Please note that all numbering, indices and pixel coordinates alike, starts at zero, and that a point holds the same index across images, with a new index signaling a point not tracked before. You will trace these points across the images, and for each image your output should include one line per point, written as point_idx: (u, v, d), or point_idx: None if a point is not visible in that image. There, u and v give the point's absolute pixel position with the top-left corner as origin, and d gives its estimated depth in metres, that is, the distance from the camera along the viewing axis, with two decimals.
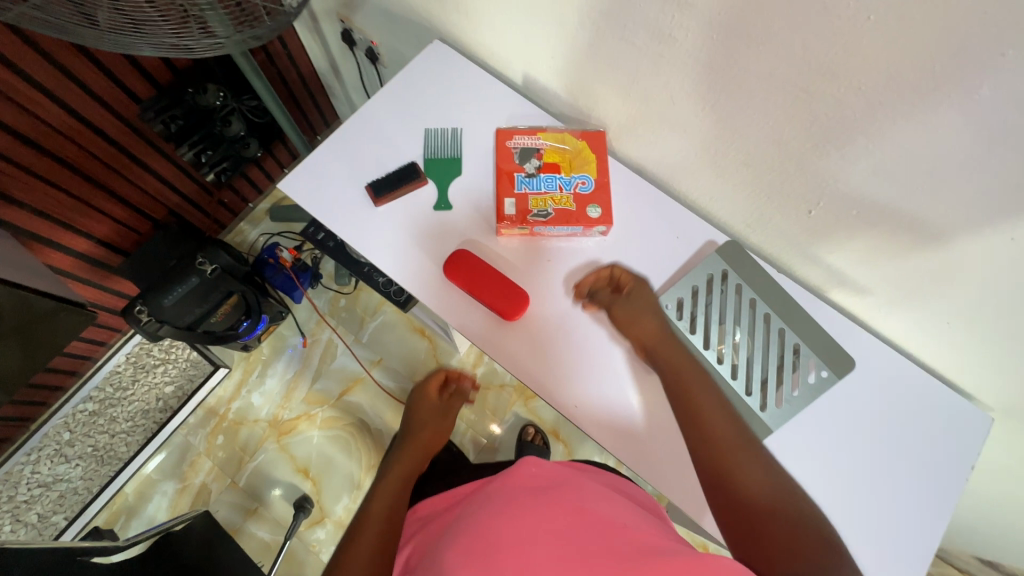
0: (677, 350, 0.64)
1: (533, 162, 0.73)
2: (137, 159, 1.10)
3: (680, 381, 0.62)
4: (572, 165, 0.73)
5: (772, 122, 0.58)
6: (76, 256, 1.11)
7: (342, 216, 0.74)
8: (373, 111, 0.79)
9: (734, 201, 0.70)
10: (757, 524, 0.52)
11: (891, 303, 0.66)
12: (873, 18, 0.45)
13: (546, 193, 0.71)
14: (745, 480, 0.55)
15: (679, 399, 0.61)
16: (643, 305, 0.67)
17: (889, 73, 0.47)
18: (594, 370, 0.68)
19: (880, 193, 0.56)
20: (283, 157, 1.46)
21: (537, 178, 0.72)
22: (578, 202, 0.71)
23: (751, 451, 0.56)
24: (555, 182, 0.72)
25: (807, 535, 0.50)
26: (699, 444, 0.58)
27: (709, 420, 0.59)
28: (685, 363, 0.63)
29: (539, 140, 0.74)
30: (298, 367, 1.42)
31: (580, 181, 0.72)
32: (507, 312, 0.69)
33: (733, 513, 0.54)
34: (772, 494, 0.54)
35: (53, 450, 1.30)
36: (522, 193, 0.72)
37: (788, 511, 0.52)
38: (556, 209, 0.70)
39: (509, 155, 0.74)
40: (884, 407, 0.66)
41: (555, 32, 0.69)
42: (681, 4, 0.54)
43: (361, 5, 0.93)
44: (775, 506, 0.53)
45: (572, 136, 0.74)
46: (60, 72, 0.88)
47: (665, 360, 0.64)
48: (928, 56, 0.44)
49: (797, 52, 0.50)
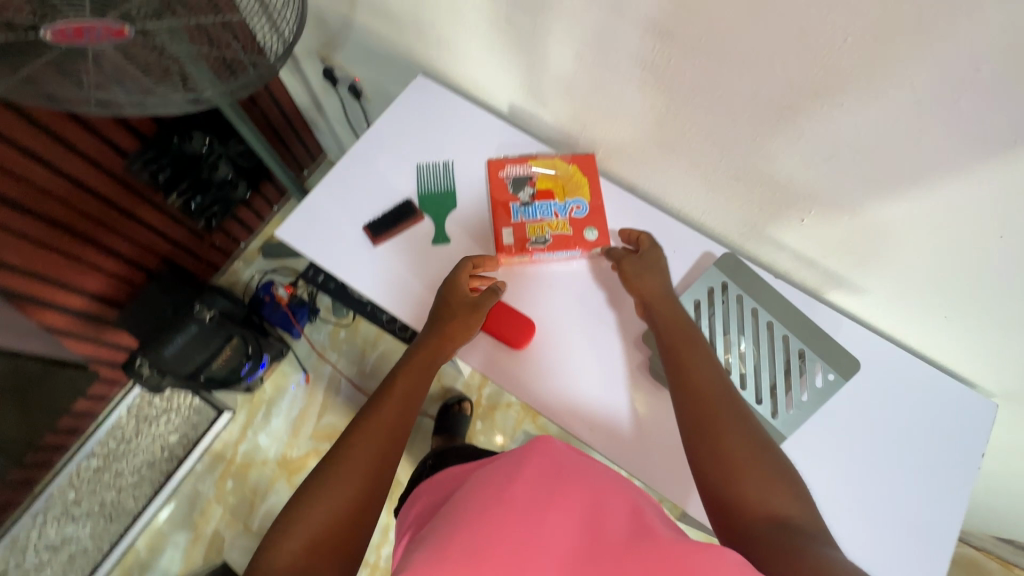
0: (675, 307, 0.66)
1: (527, 190, 0.74)
2: (126, 211, 1.09)
3: (670, 333, 0.63)
4: (566, 191, 0.74)
5: (759, 136, 0.59)
6: (70, 314, 1.09)
7: (341, 258, 0.74)
8: (365, 151, 0.80)
9: (727, 212, 0.72)
10: (734, 470, 0.52)
11: (889, 301, 0.68)
12: (850, 39, 0.47)
13: (542, 220, 0.72)
14: (726, 432, 0.54)
15: (670, 351, 0.62)
16: (647, 267, 0.68)
17: (871, 88, 0.49)
18: (592, 379, 0.69)
19: (872, 197, 0.58)
20: (272, 195, 1.46)
21: (532, 206, 0.73)
22: (575, 226, 0.72)
23: (734, 407, 0.56)
24: (551, 209, 0.73)
25: (780, 491, 0.50)
26: (683, 393, 0.59)
27: (695, 371, 0.59)
28: (679, 316, 0.65)
29: (531, 168, 0.75)
30: (302, 404, 1.41)
31: (575, 205, 0.73)
32: (517, 342, 0.69)
33: (712, 463, 0.53)
34: (750, 449, 0.53)
35: (60, 511, 1.28)
36: (519, 222, 0.72)
37: (766, 464, 0.52)
38: (554, 235, 0.72)
39: (502, 185, 0.75)
40: (893, 403, 0.67)
41: (539, 63, 0.70)
42: (661, 33, 0.56)
43: (342, 45, 0.94)
44: (756, 453, 0.53)
45: (563, 161, 0.76)
46: (45, 135, 0.89)
47: (658, 317, 0.65)
48: (908, 72, 0.46)
49: (779, 72, 0.52)
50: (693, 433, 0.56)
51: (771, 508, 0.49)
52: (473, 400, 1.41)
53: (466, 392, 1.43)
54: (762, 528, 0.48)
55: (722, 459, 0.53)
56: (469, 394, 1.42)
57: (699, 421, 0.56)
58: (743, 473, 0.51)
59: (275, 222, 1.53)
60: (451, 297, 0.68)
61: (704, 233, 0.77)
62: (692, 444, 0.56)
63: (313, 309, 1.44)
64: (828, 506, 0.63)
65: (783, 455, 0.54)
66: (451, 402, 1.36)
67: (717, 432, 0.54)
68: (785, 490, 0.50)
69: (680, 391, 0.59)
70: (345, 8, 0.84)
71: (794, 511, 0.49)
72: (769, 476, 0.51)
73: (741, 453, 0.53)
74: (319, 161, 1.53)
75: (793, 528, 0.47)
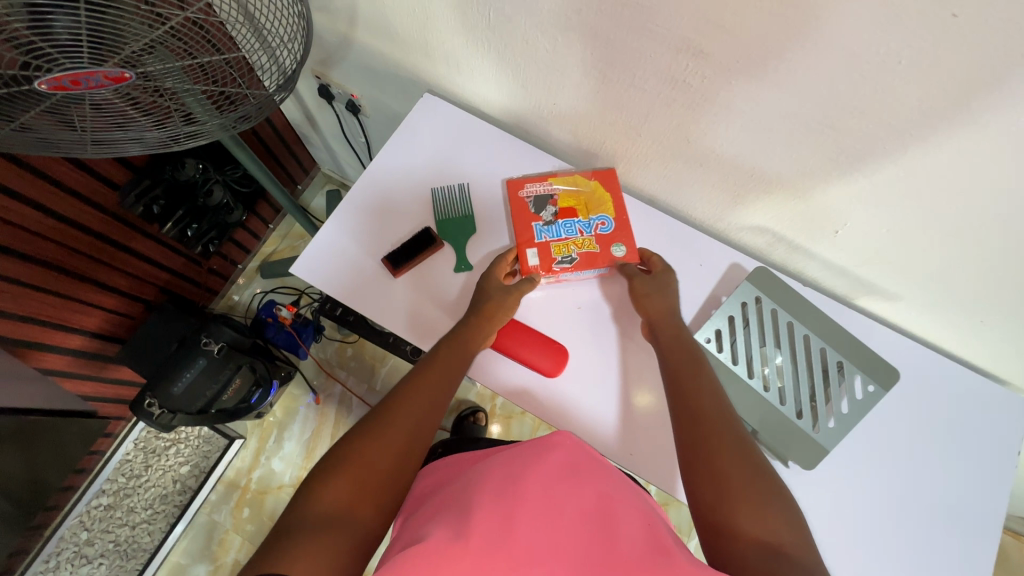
0: (681, 327, 0.65)
1: (550, 209, 0.72)
2: (122, 246, 1.05)
3: (672, 352, 0.63)
4: (590, 207, 0.72)
5: (792, 152, 0.58)
6: (70, 354, 1.05)
7: (361, 291, 0.72)
8: (373, 180, 0.77)
9: (755, 223, 0.71)
10: (730, 492, 0.52)
11: (923, 306, 0.67)
12: (903, 62, 0.44)
13: (567, 239, 0.70)
14: (727, 458, 0.54)
15: (673, 369, 0.61)
16: (656, 287, 0.67)
17: (921, 109, 0.47)
18: (598, 394, 0.69)
19: (911, 210, 0.57)
20: (267, 213, 1.42)
21: (555, 224, 0.71)
22: (601, 242, 0.70)
23: (733, 430, 0.56)
24: (575, 226, 0.71)
25: (778, 521, 0.50)
26: (684, 412, 0.58)
27: (695, 391, 0.59)
28: (684, 338, 0.64)
29: (552, 186, 0.73)
30: (314, 425, 1.38)
31: (600, 221, 0.71)
32: (550, 370, 0.68)
33: (713, 489, 0.52)
34: (748, 475, 0.53)
35: (72, 553, 1.24)
36: (543, 241, 0.70)
37: (766, 493, 0.51)
38: (580, 253, 0.70)
39: (523, 206, 0.72)
40: (932, 409, 0.66)
41: (556, 82, 0.67)
42: (695, 53, 0.53)
43: (339, 62, 0.90)
44: (754, 477, 0.52)
45: (584, 177, 0.74)
46: (34, 176, 0.84)
47: (663, 337, 0.64)
48: (963, 93, 0.45)
49: (821, 92, 0.50)
50: (692, 453, 0.55)
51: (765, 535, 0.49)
52: (487, 410, 1.40)
53: (479, 402, 1.41)
54: (754, 554, 0.48)
55: (719, 481, 0.52)
56: (482, 405, 1.40)
57: (700, 443, 0.55)
58: (739, 498, 0.51)
59: (271, 241, 1.49)
60: (486, 285, 0.69)
61: (727, 243, 0.77)
62: (689, 466, 0.55)
63: (318, 328, 1.41)
64: (869, 522, 0.63)
65: (780, 481, 0.53)
66: (465, 414, 1.34)
67: (717, 455, 0.54)
68: (779, 519, 0.50)
69: (682, 411, 0.58)
70: (344, 26, 0.80)
71: (787, 541, 0.48)
72: (766, 504, 0.51)
73: (738, 476, 0.52)
74: (312, 174, 1.49)
75: (786, 558, 0.47)
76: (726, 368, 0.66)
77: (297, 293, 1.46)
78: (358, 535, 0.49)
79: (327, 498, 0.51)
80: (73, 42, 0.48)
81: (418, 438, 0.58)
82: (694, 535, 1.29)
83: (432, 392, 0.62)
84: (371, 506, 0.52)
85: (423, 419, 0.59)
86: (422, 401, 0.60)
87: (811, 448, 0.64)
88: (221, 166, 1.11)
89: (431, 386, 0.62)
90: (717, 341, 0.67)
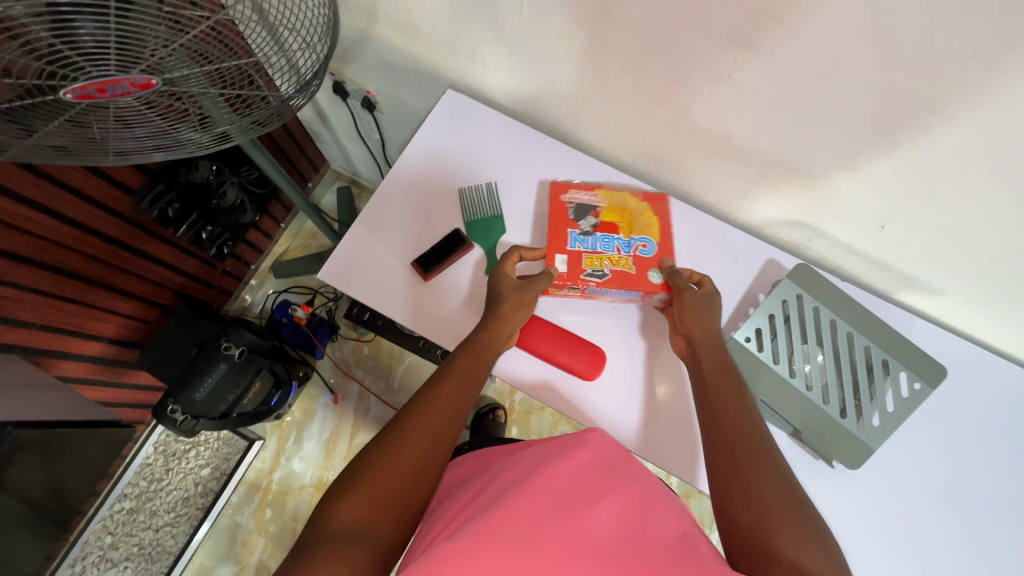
0: (720, 348, 0.64)
1: (590, 219, 0.70)
2: (137, 250, 1.04)
3: (709, 375, 0.61)
4: (633, 226, 0.70)
5: (841, 147, 0.57)
6: (90, 361, 1.04)
7: (389, 294, 0.70)
8: (399, 184, 0.75)
9: (794, 219, 0.70)
10: (764, 512, 0.50)
11: (967, 301, 0.66)
12: (977, 54, 0.42)
13: (602, 253, 0.68)
14: (759, 479, 0.53)
15: (709, 395, 0.60)
16: (695, 308, 0.65)
17: (992, 103, 0.45)
18: (628, 395, 0.70)
19: (968, 206, 0.55)
20: (278, 212, 1.40)
21: (592, 236, 0.69)
22: (639, 265, 0.68)
23: (767, 452, 0.55)
24: (612, 242, 0.68)
25: (812, 546, 0.48)
26: (716, 436, 0.57)
27: (727, 416, 0.58)
28: (722, 361, 0.62)
29: (596, 198, 0.71)
30: (333, 425, 1.38)
31: (640, 242, 0.69)
32: (587, 373, 0.69)
33: (748, 509, 0.51)
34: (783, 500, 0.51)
35: (97, 557, 1.24)
36: (575, 250, 0.68)
37: (801, 517, 0.50)
38: (613, 270, 0.67)
39: (563, 211, 0.70)
40: (979, 405, 0.66)
41: (590, 77, 0.65)
42: (745, 46, 0.51)
43: (355, 59, 0.88)
44: (788, 500, 0.51)
45: (634, 197, 0.72)
46: (48, 182, 0.81)
47: (700, 353, 0.63)
48: None
49: (882, 86, 0.48)
50: (722, 477, 0.54)
51: (800, 560, 0.46)
52: (506, 407, 1.39)
53: (498, 399, 1.40)
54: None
55: (752, 505, 0.51)
56: (501, 401, 1.39)
57: (732, 468, 0.54)
58: (772, 522, 0.49)
59: (283, 240, 1.47)
60: (501, 286, 0.67)
61: (763, 240, 0.76)
62: (720, 482, 0.54)
63: (333, 327, 1.40)
64: (915, 519, 0.62)
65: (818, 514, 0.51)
66: (485, 411, 1.33)
67: (751, 475, 0.53)
68: (816, 549, 0.47)
69: (713, 434, 0.58)
70: (363, 22, 0.77)
71: (826, 570, 0.46)
72: (801, 529, 0.49)
73: (772, 500, 0.51)
74: (323, 172, 1.46)
75: None
76: (767, 368, 0.65)
77: (311, 292, 1.45)
78: (382, 546, 0.48)
79: (349, 511, 0.49)
80: (99, 48, 0.46)
81: (441, 447, 0.56)
82: (716, 528, 1.29)
83: (459, 401, 0.60)
84: (392, 517, 0.50)
85: (446, 427, 0.57)
86: (446, 410, 0.58)
87: (855, 446, 0.63)
88: (236, 168, 1.10)
89: (455, 392, 0.60)
90: (757, 340, 0.66)
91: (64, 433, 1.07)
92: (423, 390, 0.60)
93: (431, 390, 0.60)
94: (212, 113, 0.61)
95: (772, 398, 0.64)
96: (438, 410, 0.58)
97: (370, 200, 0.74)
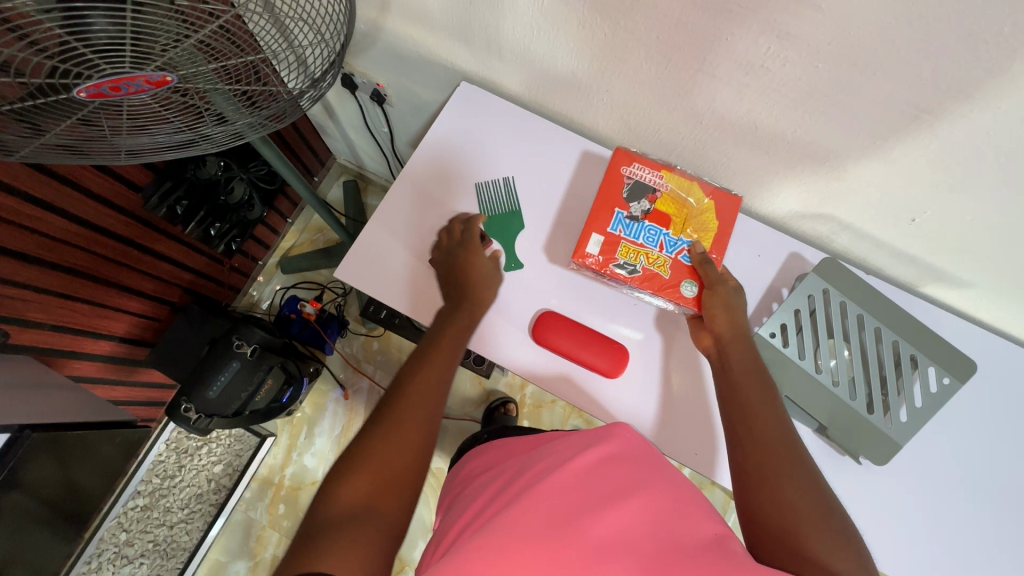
0: (750, 348, 0.63)
1: (644, 203, 0.67)
2: (145, 249, 1.02)
3: (738, 374, 0.61)
4: (687, 224, 0.67)
5: (875, 140, 0.55)
6: (101, 360, 1.04)
7: (408, 293, 0.70)
8: (415, 181, 0.74)
9: (819, 211, 0.69)
10: (793, 514, 0.50)
11: (996, 293, 0.66)
12: None
13: (642, 246, 0.66)
14: (788, 481, 0.52)
15: (739, 398, 0.59)
16: (725, 303, 0.63)
17: None
18: (646, 391, 0.69)
19: (1005, 199, 0.54)
20: (285, 207, 1.39)
21: (639, 223, 0.67)
22: (675, 271, 0.66)
23: (796, 453, 0.54)
24: (658, 237, 0.66)
25: (840, 548, 0.47)
26: (743, 434, 0.57)
27: (756, 418, 0.57)
28: (750, 359, 0.62)
29: (661, 180, 0.68)
30: (344, 420, 1.37)
31: (685, 246, 0.66)
32: (609, 370, 0.68)
33: (775, 511, 0.50)
34: (811, 501, 0.51)
35: (113, 554, 1.25)
36: (615, 234, 0.66)
37: (830, 519, 0.49)
38: (646, 268, 0.65)
39: (619, 184, 0.68)
40: (1007, 398, 0.65)
41: (612, 69, 0.64)
42: (779, 36, 0.49)
43: (366, 50, 0.86)
44: (818, 501, 0.51)
45: (703, 189, 0.68)
46: (59, 181, 0.80)
47: (730, 352, 0.62)
48: None
49: (924, 75, 0.47)
50: (750, 479, 0.53)
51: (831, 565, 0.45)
52: (518, 401, 1.38)
53: (509, 392, 1.39)
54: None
55: (780, 507, 0.50)
56: (513, 395, 1.39)
57: (759, 470, 0.53)
58: (801, 526, 0.49)
59: (290, 235, 1.46)
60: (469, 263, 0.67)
61: (785, 233, 0.75)
62: (746, 483, 0.54)
63: (342, 323, 1.39)
64: (938, 509, 0.63)
65: (848, 518, 0.50)
66: (496, 406, 1.32)
67: (780, 475, 0.53)
68: (846, 553, 0.47)
69: (739, 434, 0.57)
70: (375, 13, 0.75)
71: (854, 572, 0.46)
72: (830, 531, 0.49)
73: (802, 502, 0.50)
74: (329, 166, 1.44)
75: None
76: (792, 364, 0.64)
77: (319, 288, 1.44)
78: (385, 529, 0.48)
79: (361, 506, 0.48)
80: (114, 45, 0.45)
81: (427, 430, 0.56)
82: (731, 513, 1.29)
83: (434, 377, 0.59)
84: (397, 505, 0.51)
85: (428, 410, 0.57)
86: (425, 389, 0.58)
87: (880, 442, 0.62)
88: (245, 164, 1.08)
89: (432, 375, 0.59)
90: (782, 335, 0.65)
91: (72, 437, 1.03)
92: (408, 376, 0.59)
93: (422, 373, 0.59)
94: (222, 110, 0.59)
95: (798, 394, 0.63)
96: (421, 391, 0.58)
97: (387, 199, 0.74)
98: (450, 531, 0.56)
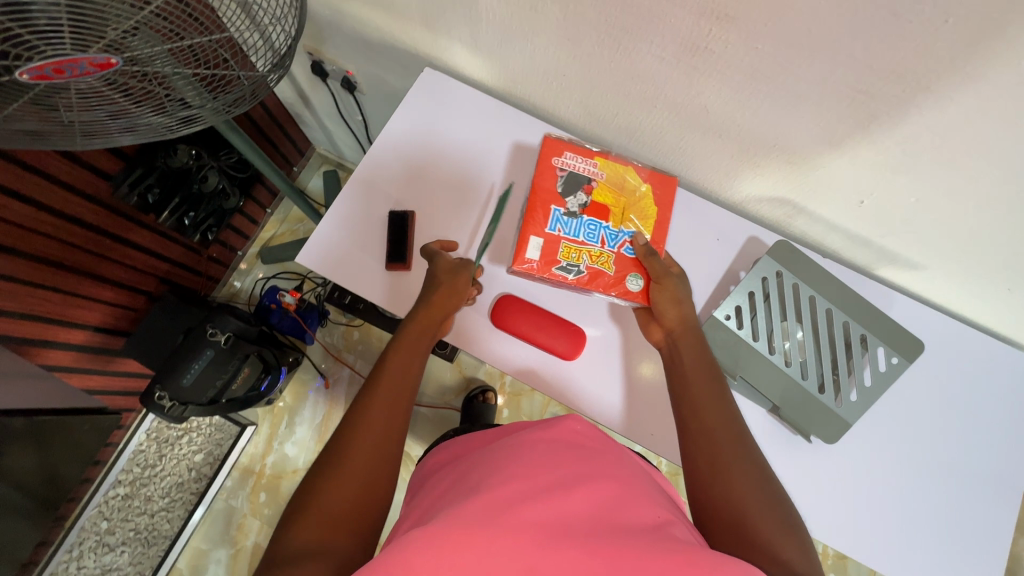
0: (699, 339, 0.64)
1: (580, 197, 0.67)
2: (119, 237, 1.02)
3: (688, 369, 0.61)
4: (626, 214, 0.67)
5: (821, 122, 0.56)
6: (76, 349, 1.04)
7: (374, 282, 0.72)
8: (382, 167, 0.75)
9: (775, 195, 0.70)
10: (744, 510, 0.51)
11: (945, 275, 0.67)
12: (951, 21, 0.41)
13: (583, 244, 0.66)
14: (738, 477, 0.53)
15: (688, 390, 0.60)
16: (673, 296, 0.64)
17: (965, 73, 0.44)
18: (599, 377, 0.70)
19: (943, 179, 0.55)
20: (263, 197, 1.38)
21: (578, 218, 0.66)
22: (619, 265, 0.66)
23: (744, 445, 0.56)
24: (598, 231, 0.66)
25: (782, 534, 0.49)
26: (695, 434, 0.57)
27: (706, 413, 0.58)
28: (699, 349, 0.63)
29: (594, 169, 0.68)
30: (325, 408, 1.38)
31: (627, 238, 0.67)
32: (567, 353, 0.69)
33: (725, 510, 0.51)
34: (756, 493, 0.52)
35: (94, 542, 1.26)
36: (554, 235, 0.66)
37: (775, 509, 0.51)
38: (589, 267, 0.66)
39: (552, 177, 0.68)
40: (957, 378, 0.66)
41: (566, 51, 0.64)
42: (720, 17, 0.49)
43: (331, 37, 0.86)
44: (764, 492, 0.52)
45: (638, 176, 0.69)
46: (24, 169, 0.80)
47: (678, 348, 0.63)
48: (1010, 58, 0.42)
49: (857, 56, 0.47)
50: (703, 470, 0.55)
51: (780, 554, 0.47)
52: (497, 388, 1.39)
53: (488, 380, 1.40)
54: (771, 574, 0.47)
55: (730, 499, 0.52)
56: (492, 383, 1.39)
57: (711, 464, 0.55)
58: (750, 516, 0.50)
59: (270, 226, 1.47)
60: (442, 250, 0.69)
61: (744, 216, 0.76)
62: (698, 476, 0.55)
63: (322, 312, 1.39)
64: (889, 489, 0.64)
65: (791, 504, 0.53)
66: (476, 393, 1.33)
67: (731, 466, 0.54)
68: (790, 539, 0.49)
69: (689, 428, 0.58)
70: None
71: (799, 560, 0.48)
72: (777, 518, 0.51)
73: (747, 495, 0.52)
74: (308, 156, 1.44)
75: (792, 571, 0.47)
76: (745, 346, 0.65)
77: (300, 277, 1.44)
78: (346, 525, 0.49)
79: (307, 522, 0.49)
80: (54, 27, 0.45)
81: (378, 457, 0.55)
82: None
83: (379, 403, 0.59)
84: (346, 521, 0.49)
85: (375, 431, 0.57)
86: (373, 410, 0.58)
87: (830, 422, 0.63)
88: (216, 152, 1.08)
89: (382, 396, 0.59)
90: (737, 317, 0.66)
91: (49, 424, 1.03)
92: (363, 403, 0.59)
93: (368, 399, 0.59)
94: (182, 93, 0.59)
95: (751, 374, 0.65)
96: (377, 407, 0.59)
97: (394, 185, 0.74)
98: (405, 520, 0.55)
